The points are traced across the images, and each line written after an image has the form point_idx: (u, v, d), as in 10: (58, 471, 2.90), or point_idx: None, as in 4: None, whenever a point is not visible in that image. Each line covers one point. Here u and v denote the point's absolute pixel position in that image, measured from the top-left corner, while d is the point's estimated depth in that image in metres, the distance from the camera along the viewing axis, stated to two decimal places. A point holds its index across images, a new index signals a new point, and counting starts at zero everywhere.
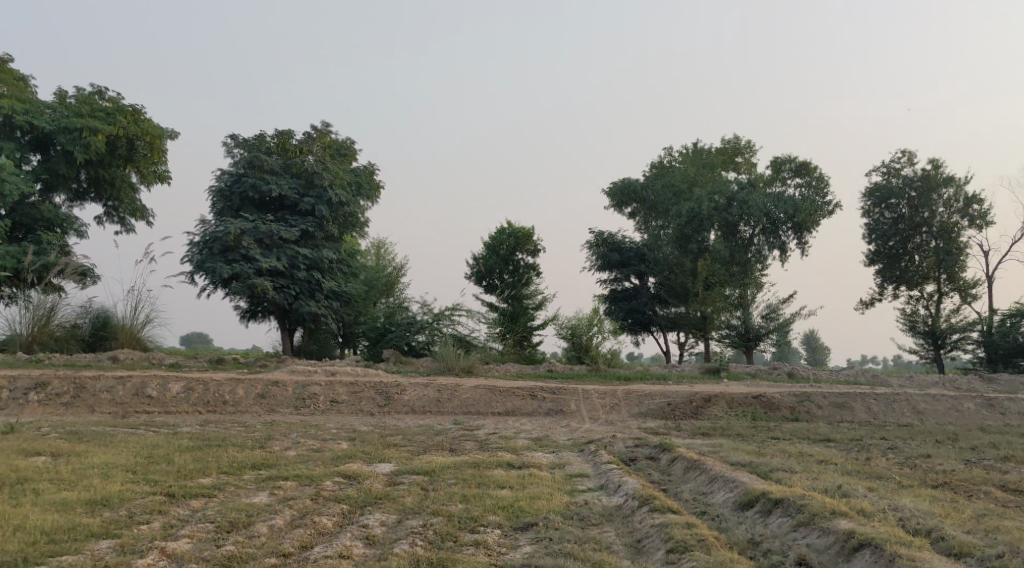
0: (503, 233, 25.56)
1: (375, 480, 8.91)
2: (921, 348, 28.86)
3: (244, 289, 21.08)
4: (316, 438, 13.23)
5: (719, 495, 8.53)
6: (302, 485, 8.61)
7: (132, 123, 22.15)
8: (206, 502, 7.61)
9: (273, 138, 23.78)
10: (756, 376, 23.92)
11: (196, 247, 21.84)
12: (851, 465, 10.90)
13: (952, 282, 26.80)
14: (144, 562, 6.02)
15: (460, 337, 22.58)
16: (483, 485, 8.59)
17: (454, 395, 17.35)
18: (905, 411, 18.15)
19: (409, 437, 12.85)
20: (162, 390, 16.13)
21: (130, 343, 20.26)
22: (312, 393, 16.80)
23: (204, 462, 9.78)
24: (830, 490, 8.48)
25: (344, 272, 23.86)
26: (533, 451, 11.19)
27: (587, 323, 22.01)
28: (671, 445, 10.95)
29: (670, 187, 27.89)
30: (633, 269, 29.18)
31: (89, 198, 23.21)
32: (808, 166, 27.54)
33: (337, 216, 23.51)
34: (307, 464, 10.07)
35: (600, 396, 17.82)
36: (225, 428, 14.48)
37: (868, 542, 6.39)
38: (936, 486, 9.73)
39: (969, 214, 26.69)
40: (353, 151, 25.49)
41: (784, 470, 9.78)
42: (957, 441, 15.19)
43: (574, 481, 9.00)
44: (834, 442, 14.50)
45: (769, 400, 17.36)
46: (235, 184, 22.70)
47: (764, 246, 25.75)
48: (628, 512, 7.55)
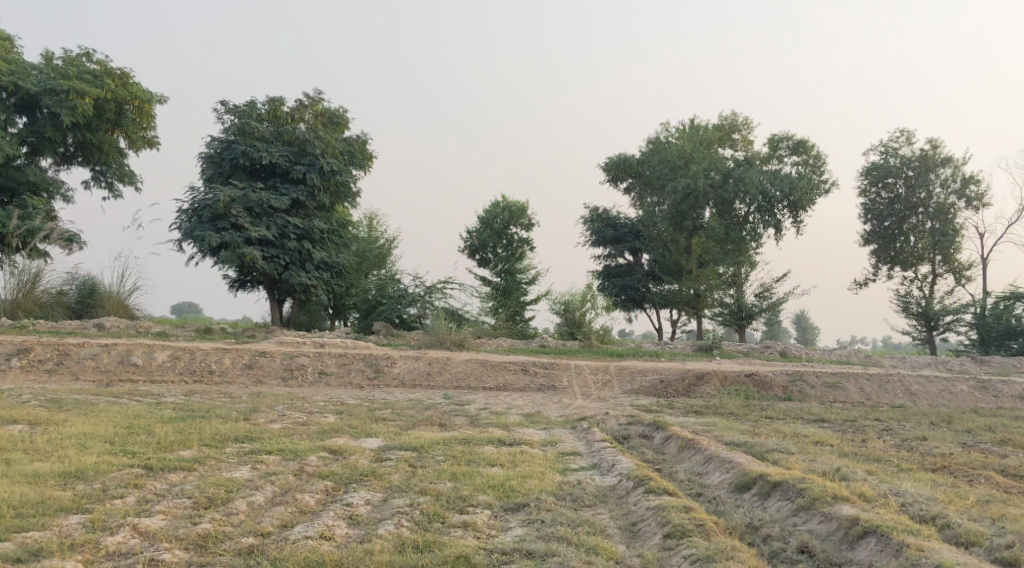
0: (498, 206, 25.26)
1: (361, 456, 8.65)
2: (913, 329, 28.74)
3: (233, 259, 20.68)
4: (302, 411, 12.95)
5: (715, 476, 8.30)
6: (285, 460, 8.35)
7: (121, 86, 21.66)
8: (185, 476, 7.34)
9: (265, 105, 23.29)
10: (748, 355, 23.75)
11: (186, 215, 21.48)
12: (848, 447, 10.68)
13: (947, 263, 26.65)
14: (115, 540, 5.74)
15: (452, 310, 22.31)
16: (474, 463, 8.34)
17: (445, 368, 17.11)
18: (898, 392, 17.98)
19: (398, 411, 12.60)
20: (148, 359, 15.84)
21: (116, 311, 19.93)
22: (300, 364, 16.52)
23: (186, 434, 9.50)
24: (829, 473, 8.26)
25: (335, 242, 23.49)
26: (524, 427, 10.95)
27: (581, 298, 21.77)
28: (664, 423, 10.72)
29: (666, 164, 26.96)
30: (627, 246, 28.91)
31: (76, 163, 22.72)
32: (806, 144, 27.12)
33: (329, 186, 23.10)
34: (292, 438, 9.79)
35: (592, 372, 17.61)
36: (211, 399, 14.22)
37: (873, 529, 6.17)
38: (935, 470, 9.52)
39: (966, 195, 26.40)
40: (346, 119, 24.82)
41: (780, 451, 9.56)
42: (952, 423, 15.01)
43: (567, 460, 8.76)
44: (828, 422, 14.31)
45: (762, 378, 17.14)
46: (226, 151, 22.28)
47: (760, 224, 25.61)
48: (623, 492, 7.32)
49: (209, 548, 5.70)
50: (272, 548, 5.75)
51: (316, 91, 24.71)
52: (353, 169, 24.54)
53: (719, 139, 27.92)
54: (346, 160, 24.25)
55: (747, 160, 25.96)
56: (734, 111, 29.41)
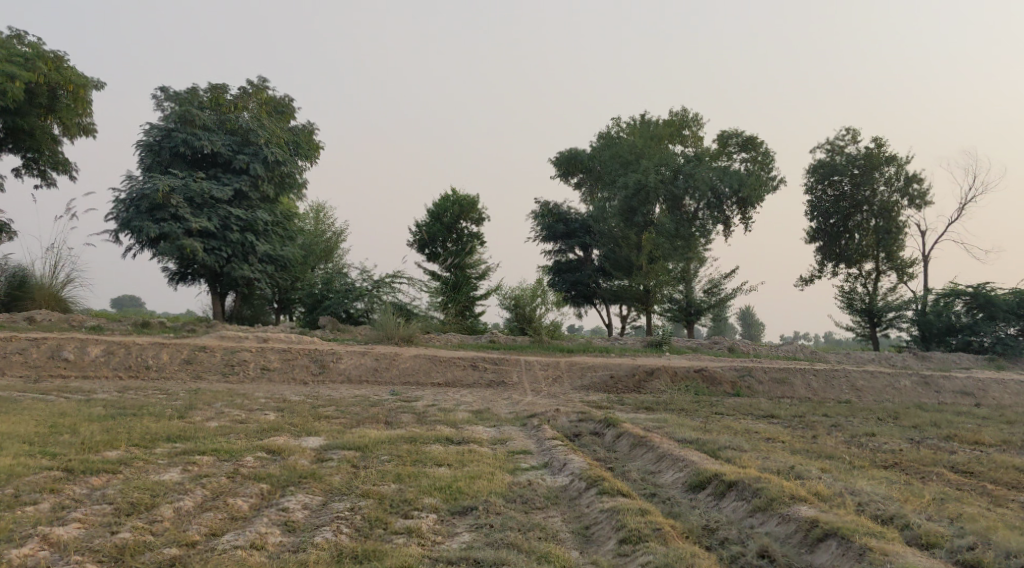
0: (448, 199, 24.83)
1: (301, 456, 8.24)
2: (857, 325, 29.09)
3: (172, 251, 19.95)
4: (242, 408, 12.43)
5: (668, 475, 8.08)
6: (219, 462, 7.89)
7: (54, 70, 20.77)
8: (108, 480, 6.84)
9: (206, 92, 22.45)
10: (697, 351, 23.74)
11: (122, 205, 20.64)
12: (799, 444, 10.56)
13: (890, 261, 27.00)
14: (20, 553, 5.25)
15: (400, 305, 21.86)
16: (420, 463, 7.98)
17: (393, 363, 16.69)
18: (844, 387, 18.07)
19: (341, 408, 12.17)
20: (81, 354, 15.12)
21: (48, 304, 19.09)
22: (241, 360, 15.95)
23: (114, 434, 8.95)
24: (784, 472, 8.09)
25: (280, 234, 22.83)
26: (473, 424, 10.62)
27: (531, 294, 21.48)
28: (616, 420, 10.48)
29: (618, 158, 26.95)
30: (578, 241, 28.69)
31: (7, 149, 21.69)
32: (754, 141, 27.23)
33: (274, 176, 22.40)
34: (228, 437, 9.31)
35: (542, 367, 17.36)
36: (146, 395, 13.61)
37: (834, 532, 5.99)
38: (887, 467, 9.44)
39: (909, 194, 26.70)
40: (291, 109, 24.14)
41: (733, 448, 9.38)
42: (898, 419, 15.09)
43: (517, 459, 8.44)
44: (777, 418, 14.25)
45: (711, 374, 17.07)
46: (165, 139, 21.45)
47: (709, 221, 25.77)
48: (575, 494, 7.03)
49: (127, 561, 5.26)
50: (198, 561, 5.33)
51: (261, 79, 23.98)
52: (299, 159, 23.86)
53: (670, 135, 27.81)
54: (292, 151, 23.57)
55: (698, 156, 25.94)
56: (684, 107, 29.36)
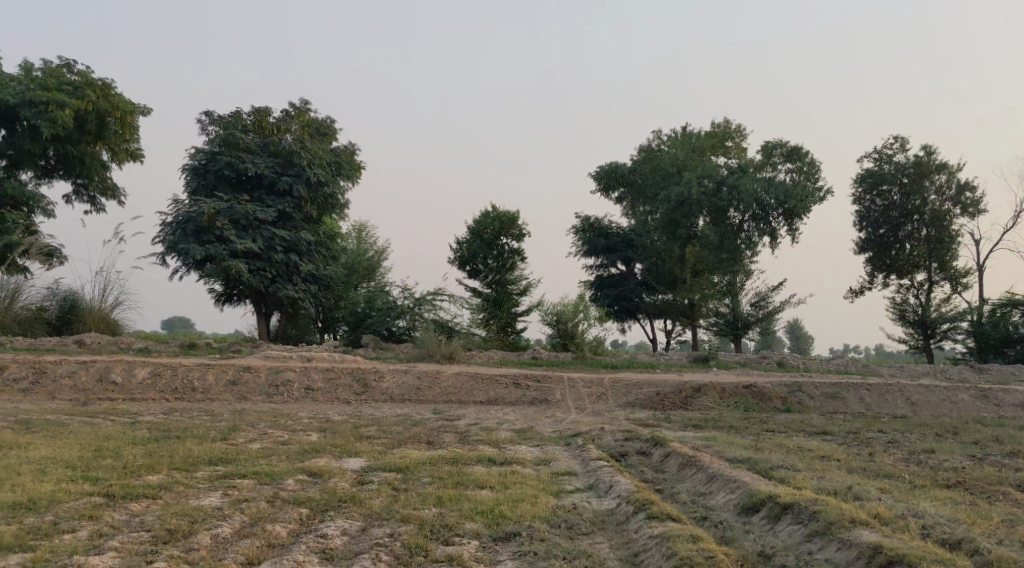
0: (488, 216, 24.76)
1: (342, 479, 8.11)
2: (910, 337, 28.30)
3: (218, 272, 20.09)
4: (285, 429, 12.37)
5: (719, 497, 7.79)
6: (260, 485, 7.78)
7: (102, 97, 21.08)
8: (147, 505, 6.77)
9: (250, 116, 22.64)
10: (745, 365, 23.24)
11: (169, 228, 20.89)
12: (856, 462, 10.15)
13: (943, 271, 26.26)
14: None
15: (442, 323, 21.79)
16: (461, 485, 7.80)
17: (435, 382, 16.55)
18: (899, 402, 17.48)
19: (383, 428, 12.04)
20: (128, 376, 15.24)
21: (98, 327, 19.34)
22: (285, 380, 15.94)
23: (156, 457, 8.91)
24: (841, 493, 7.75)
25: (323, 254, 22.92)
26: (516, 444, 10.40)
27: (573, 309, 21.24)
28: (663, 439, 10.19)
29: (658, 172, 26.60)
30: (620, 255, 28.36)
31: (58, 176, 22.12)
32: (800, 151, 26.70)
33: (316, 197, 22.56)
34: (269, 459, 9.22)
35: (586, 385, 17.09)
36: (190, 417, 13.65)
37: (899, 558, 5.67)
38: (949, 486, 9.01)
39: (961, 202, 26.03)
40: (333, 130, 24.20)
41: (786, 468, 9.03)
42: (958, 434, 14.50)
43: (561, 481, 8.21)
44: (831, 435, 13.79)
45: (760, 389, 16.63)
46: (210, 162, 21.68)
47: (755, 232, 25.06)
48: (622, 518, 6.78)
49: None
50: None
51: (303, 102, 24.12)
52: (340, 179, 23.88)
53: (712, 147, 27.53)
54: (334, 171, 23.65)
55: (742, 168, 25.50)
56: (727, 118, 28.97)
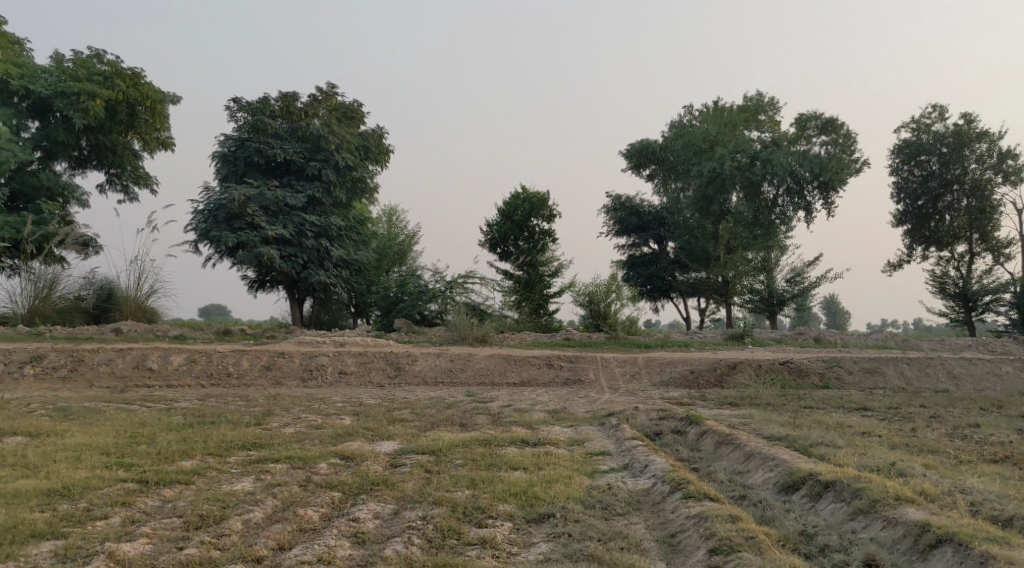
0: (518, 197, 24.53)
1: (375, 462, 8.06)
2: (951, 310, 27.72)
3: (250, 259, 20.17)
4: (318, 413, 12.39)
5: (757, 476, 7.62)
6: (293, 469, 7.75)
7: (132, 87, 21.03)
8: (180, 491, 6.77)
9: (278, 101, 22.60)
10: (782, 342, 22.91)
11: (201, 215, 21.01)
12: (898, 438, 9.91)
13: (985, 242, 25.62)
14: None
15: (473, 305, 21.71)
16: (494, 467, 7.70)
17: (467, 364, 16.48)
18: (940, 376, 17.10)
19: (416, 411, 12.00)
20: (164, 363, 15.35)
21: (134, 315, 19.52)
22: (319, 364, 15.96)
23: (190, 443, 8.94)
24: (884, 469, 7.54)
25: (354, 239, 22.94)
26: (550, 425, 10.30)
27: (605, 289, 21.01)
28: (699, 417, 10.03)
29: (690, 148, 26.31)
30: (652, 234, 28.07)
31: (91, 166, 22.31)
32: (835, 123, 26.11)
33: (345, 181, 22.57)
34: (302, 443, 9.21)
35: (619, 364, 16.93)
36: (226, 402, 13.73)
37: (949, 537, 5.48)
38: (996, 461, 8.74)
39: (1003, 170, 25.27)
40: (361, 114, 23.98)
41: (827, 445, 8.83)
42: (1003, 408, 14.14)
43: (596, 461, 8.09)
44: (871, 410, 13.52)
45: (797, 365, 16.35)
46: (239, 149, 21.70)
47: (789, 207, 24.63)
48: (658, 498, 6.65)
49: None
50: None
51: (330, 85, 23.90)
52: (370, 163, 24.08)
53: (744, 121, 27.10)
54: (362, 156, 23.61)
55: (775, 142, 25.06)
56: (759, 91, 28.43)
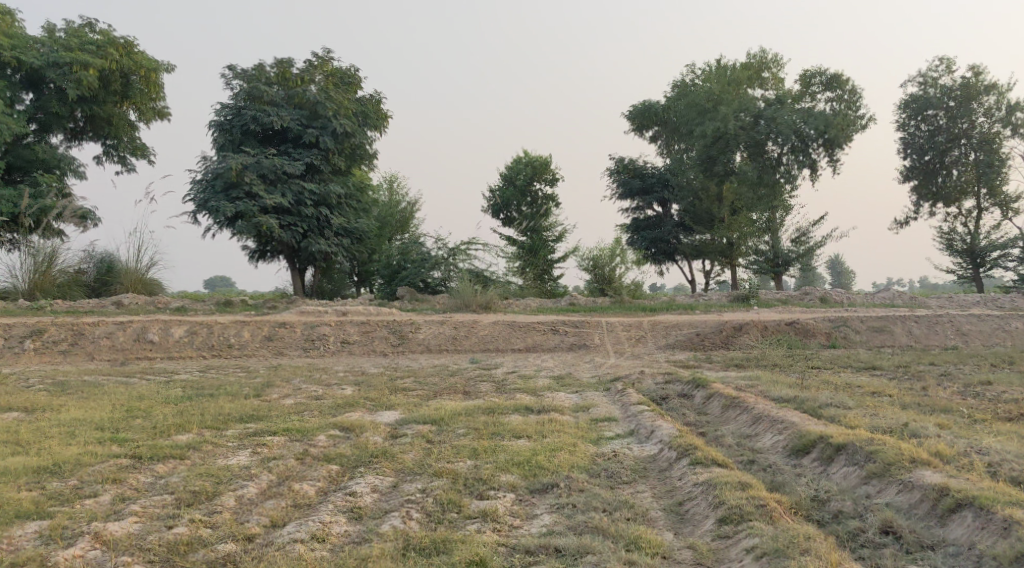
0: (520, 162, 24.23)
1: (375, 433, 7.87)
2: (958, 267, 27.40)
3: (250, 229, 19.94)
4: (320, 383, 12.23)
5: (766, 439, 7.42)
6: (290, 442, 7.57)
7: (125, 56, 20.77)
8: (174, 467, 6.59)
9: (273, 68, 22.18)
10: (787, 303, 22.65)
11: (199, 185, 20.71)
12: (909, 397, 9.71)
13: (993, 196, 25.32)
14: (70, 554, 5.00)
15: (476, 272, 21.47)
16: (497, 436, 7.52)
17: (472, 331, 16.30)
18: (949, 333, 16.88)
19: (419, 380, 11.84)
20: (165, 335, 15.18)
21: (134, 288, 19.34)
22: (321, 334, 15.78)
23: (187, 416, 8.76)
24: (896, 431, 7.34)
25: (354, 207, 22.67)
26: (554, 391, 10.11)
27: (610, 253, 20.79)
28: (706, 380, 9.83)
29: (694, 108, 25.63)
30: (656, 197, 27.68)
31: (87, 138, 21.98)
32: (840, 78, 25.62)
33: (343, 148, 22.21)
34: (302, 415, 9.03)
35: (624, 328, 16.74)
36: (226, 374, 13.58)
37: (969, 501, 5.28)
38: (1011, 420, 8.53)
39: (1012, 123, 24.84)
40: (358, 79, 23.52)
41: (836, 406, 8.63)
42: (1014, 364, 13.94)
43: (600, 427, 7.90)
44: (880, 369, 13.32)
45: (804, 326, 16.13)
46: (235, 117, 21.30)
47: (794, 164, 24.32)
48: (665, 465, 6.45)
49: (175, 561, 4.93)
50: (251, 559, 4.97)
51: (326, 50, 23.48)
52: (368, 129, 23.44)
53: (747, 78, 26.20)
54: (360, 122, 23.08)
55: (779, 99, 24.61)
56: (762, 48, 27.83)
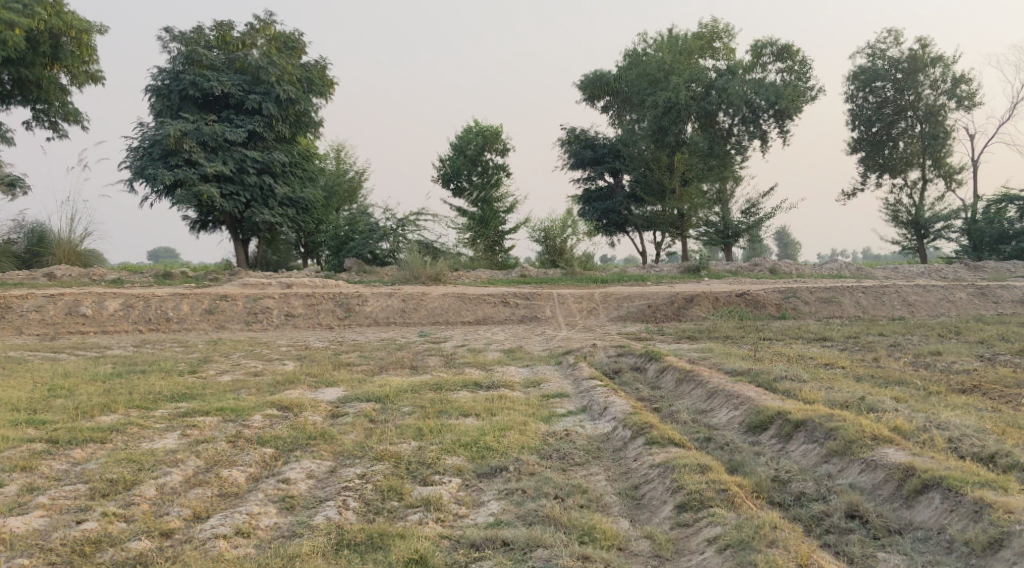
0: (470, 131, 23.68)
1: (315, 412, 7.46)
2: (903, 237, 27.72)
3: (189, 198, 19.15)
4: (261, 358, 11.71)
5: (722, 416, 7.19)
6: (224, 423, 7.11)
7: (54, 16, 19.58)
8: (93, 452, 6.11)
9: (212, 31, 21.24)
10: (737, 274, 22.63)
11: (136, 153, 19.80)
12: (862, 369, 9.60)
13: (937, 167, 25.65)
14: None
15: (426, 243, 20.99)
16: (444, 415, 7.16)
17: (421, 304, 15.86)
18: (896, 303, 16.94)
19: (365, 354, 11.41)
20: (99, 309, 14.46)
21: (68, 259, 18.48)
22: (264, 307, 15.21)
23: (115, 395, 8.22)
24: (853, 405, 7.16)
25: (300, 176, 21.93)
26: (504, 366, 9.80)
27: (561, 225, 20.42)
28: (659, 353, 9.60)
29: (645, 78, 24.93)
30: (607, 167, 27.35)
31: (15, 102, 20.85)
32: (790, 49, 25.53)
33: (288, 115, 21.39)
34: (238, 393, 8.55)
35: (576, 300, 16.47)
36: (163, 348, 12.97)
37: (936, 483, 5.09)
38: (964, 392, 8.43)
39: (957, 95, 25.03)
40: (302, 44, 22.65)
41: (791, 379, 8.44)
42: (961, 334, 13.99)
43: (551, 404, 7.60)
44: (830, 341, 13.24)
45: (754, 297, 16.02)
46: (174, 82, 20.35)
47: (744, 135, 24.45)
48: (619, 444, 6.16)
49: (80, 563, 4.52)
50: (166, 560, 4.57)
51: (269, 13, 22.53)
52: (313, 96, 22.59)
53: (698, 48, 25.81)
54: (305, 88, 22.22)
55: (730, 70, 24.39)
56: (714, 18, 27.50)
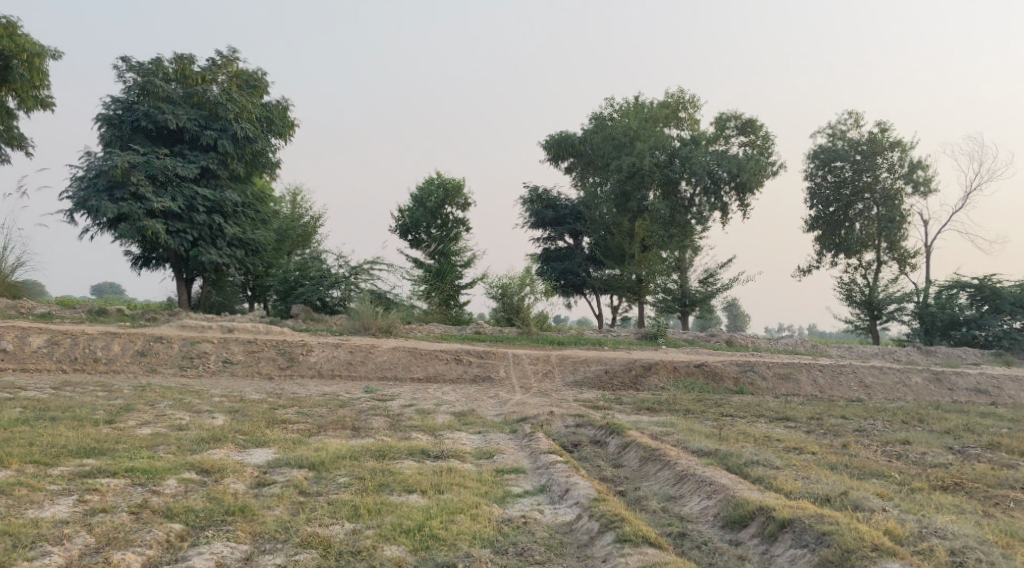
0: (432, 182, 23.14)
1: (238, 479, 6.57)
2: (856, 317, 27.62)
3: (132, 233, 18.14)
4: (189, 408, 10.72)
5: (694, 505, 6.50)
6: (132, 488, 6.20)
7: (6, 37, 18.65)
8: None
9: (171, 63, 20.39)
10: (694, 344, 22.15)
11: (79, 182, 18.73)
12: (834, 456, 8.98)
13: (892, 250, 25.71)
14: None
15: (378, 293, 20.17)
16: (385, 490, 6.33)
17: (368, 357, 14.99)
18: (853, 384, 16.52)
19: (304, 410, 10.49)
20: (20, 344, 13.30)
21: None
22: (201, 352, 14.20)
23: (14, 447, 7.21)
24: (838, 499, 6.54)
25: (251, 217, 20.98)
26: (455, 432, 8.99)
27: (519, 282, 19.78)
28: (621, 426, 8.88)
29: (610, 141, 24.78)
30: (568, 228, 26.91)
31: None
32: (754, 124, 25.63)
33: (244, 154, 20.52)
34: (156, 451, 7.59)
35: (531, 362, 15.75)
36: (85, 391, 11.87)
37: None
38: (947, 490, 7.83)
39: (913, 180, 25.26)
40: (265, 83, 21.93)
41: (764, 465, 7.76)
42: (924, 422, 13.54)
43: (506, 481, 6.82)
44: (793, 421, 12.64)
45: (713, 369, 15.49)
46: (127, 112, 19.42)
47: (705, 207, 24.36)
48: (585, 538, 5.44)
49: None
50: None
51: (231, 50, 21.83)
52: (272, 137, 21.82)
53: (664, 117, 25.68)
54: (264, 128, 21.44)
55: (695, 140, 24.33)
56: (681, 89, 27.55)
